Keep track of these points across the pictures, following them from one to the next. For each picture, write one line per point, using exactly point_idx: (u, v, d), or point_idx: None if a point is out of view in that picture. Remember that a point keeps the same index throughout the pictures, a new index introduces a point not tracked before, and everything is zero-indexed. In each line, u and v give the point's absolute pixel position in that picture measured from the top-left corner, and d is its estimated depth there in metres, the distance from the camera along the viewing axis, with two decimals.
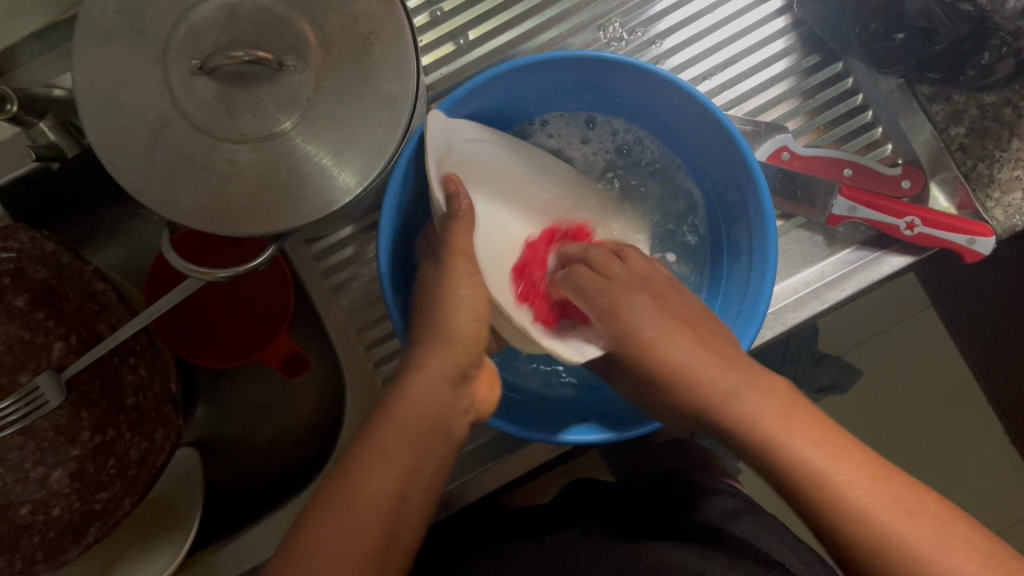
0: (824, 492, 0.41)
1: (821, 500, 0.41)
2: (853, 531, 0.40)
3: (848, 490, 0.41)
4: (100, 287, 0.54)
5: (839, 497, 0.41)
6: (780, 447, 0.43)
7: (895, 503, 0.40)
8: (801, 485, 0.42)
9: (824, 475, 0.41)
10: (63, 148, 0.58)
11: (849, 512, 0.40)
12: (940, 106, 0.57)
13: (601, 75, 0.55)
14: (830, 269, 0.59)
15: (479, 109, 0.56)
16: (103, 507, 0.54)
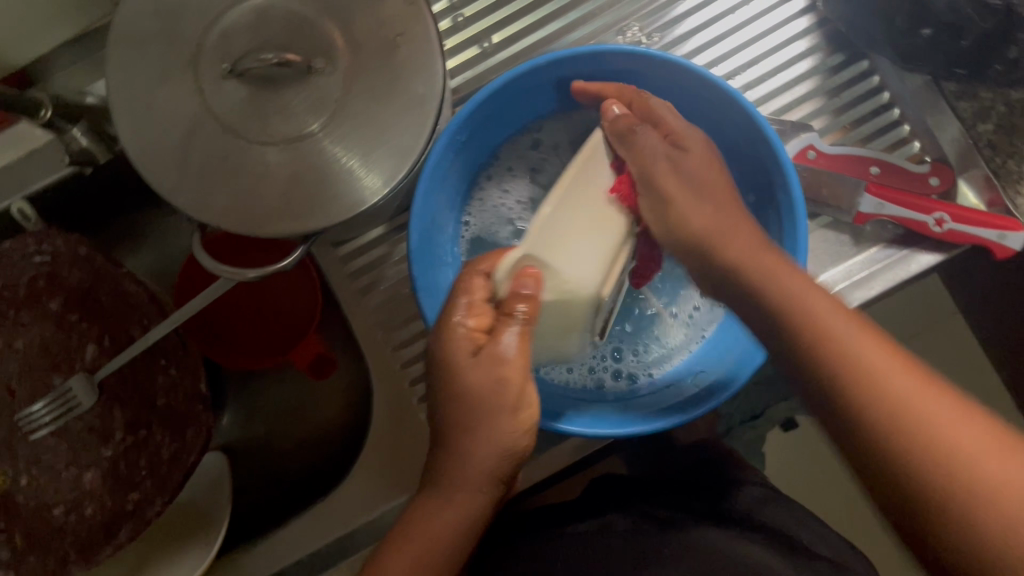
0: (903, 435, 0.37)
1: (907, 453, 0.37)
2: (946, 479, 0.36)
3: (950, 440, 0.36)
4: (132, 289, 0.57)
5: (915, 428, 0.37)
6: (820, 347, 0.41)
7: (980, 436, 0.36)
8: (882, 415, 0.38)
9: (949, 438, 0.36)
10: (95, 154, 0.59)
11: (941, 461, 0.36)
12: (968, 102, 0.57)
13: (628, 68, 0.55)
14: (858, 268, 0.59)
15: (503, 105, 0.57)
16: (135, 507, 0.55)
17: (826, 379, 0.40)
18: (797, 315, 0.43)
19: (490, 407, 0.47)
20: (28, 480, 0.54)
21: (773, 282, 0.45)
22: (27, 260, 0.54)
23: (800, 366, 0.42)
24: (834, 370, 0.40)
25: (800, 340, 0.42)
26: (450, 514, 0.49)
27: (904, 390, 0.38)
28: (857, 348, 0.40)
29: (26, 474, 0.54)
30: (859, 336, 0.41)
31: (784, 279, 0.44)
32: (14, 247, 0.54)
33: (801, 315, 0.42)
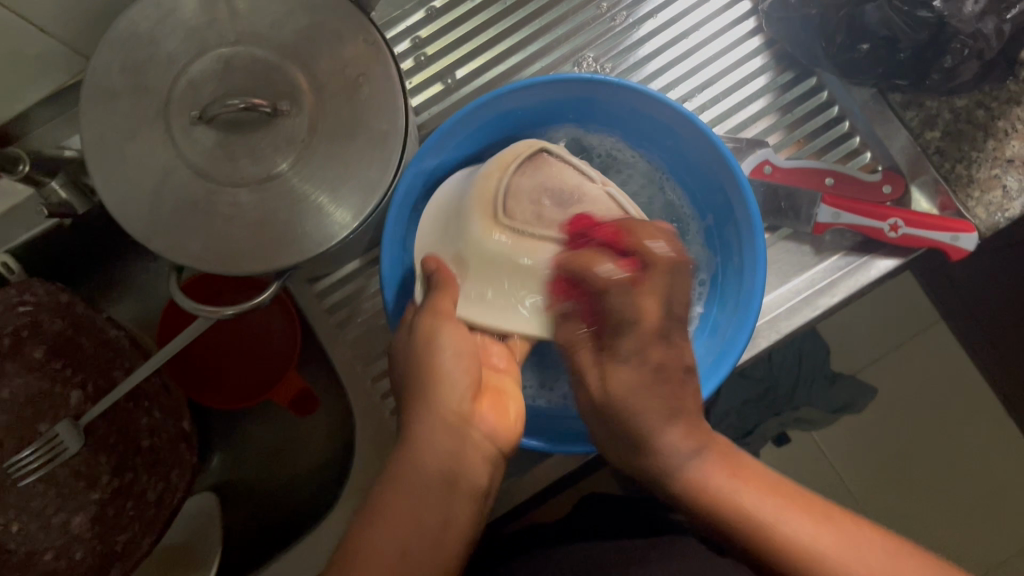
0: (788, 546, 0.41)
1: (783, 556, 0.41)
2: (799, 566, 0.40)
3: (817, 541, 0.40)
4: (113, 334, 0.59)
5: (786, 540, 0.41)
6: (709, 508, 0.44)
7: (839, 535, 0.40)
8: (770, 549, 0.41)
9: (810, 541, 0.40)
10: (76, 206, 0.60)
11: (784, 543, 0.41)
12: (914, 112, 0.59)
13: (588, 93, 0.57)
14: (820, 276, 0.60)
15: (465, 135, 0.58)
16: (124, 548, 0.57)
17: (695, 495, 0.45)
18: (645, 454, 0.48)
19: (434, 360, 0.47)
20: (18, 528, 0.54)
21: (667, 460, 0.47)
22: (10, 312, 0.55)
23: (700, 523, 0.45)
24: (692, 509, 0.45)
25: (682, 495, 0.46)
26: (434, 448, 0.44)
27: (746, 496, 0.43)
28: (708, 479, 0.45)
29: (16, 521, 0.54)
30: (719, 461, 0.46)
31: (669, 438, 0.47)
32: None
33: (695, 488, 0.45)
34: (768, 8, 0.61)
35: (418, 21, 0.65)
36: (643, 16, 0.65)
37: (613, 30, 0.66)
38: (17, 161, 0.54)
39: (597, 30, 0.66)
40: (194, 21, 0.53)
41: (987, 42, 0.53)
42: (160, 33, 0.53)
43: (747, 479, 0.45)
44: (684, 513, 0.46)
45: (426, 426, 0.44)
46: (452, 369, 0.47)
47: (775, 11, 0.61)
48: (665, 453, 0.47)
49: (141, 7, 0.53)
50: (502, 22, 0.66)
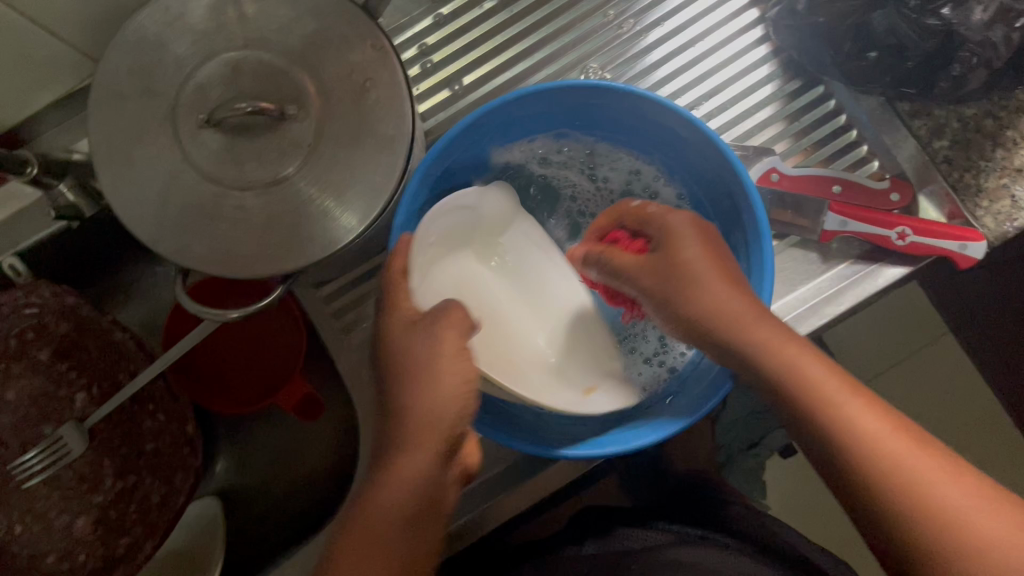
0: (877, 467, 0.40)
1: (853, 458, 0.41)
2: (900, 503, 0.39)
3: (894, 455, 0.40)
4: (118, 336, 0.60)
5: (850, 431, 0.41)
6: (815, 408, 0.42)
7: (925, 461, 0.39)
8: (845, 443, 0.41)
9: (869, 431, 0.41)
10: (84, 209, 0.60)
11: (873, 460, 0.40)
12: (922, 121, 0.58)
13: (595, 101, 0.57)
14: (827, 285, 0.60)
15: (470, 143, 0.58)
16: (125, 552, 0.57)
17: (797, 403, 0.43)
18: (780, 372, 0.44)
19: (410, 362, 0.48)
20: (21, 529, 0.54)
21: (780, 357, 0.44)
22: (18, 314, 0.55)
23: (792, 416, 0.44)
24: (806, 417, 0.43)
25: (788, 393, 0.43)
26: (413, 468, 0.46)
27: (826, 386, 0.42)
28: (808, 370, 0.43)
29: (21, 522, 0.54)
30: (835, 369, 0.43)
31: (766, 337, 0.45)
32: (4, 301, 0.55)
33: (798, 379, 0.43)
34: (775, 15, 0.62)
35: (425, 28, 0.66)
36: (651, 23, 0.66)
37: (620, 37, 0.66)
38: (26, 163, 0.54)
39: (604, 38, 0.66)
40: (202, 25, 0.53)
41: (995, 52, 0.53)
42: (168, 37, 0.53)
43: (855, 392, 0.42)
44: (795, 422, 0.44)
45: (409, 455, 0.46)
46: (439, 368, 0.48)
47: (783, 19, 0.61)
48: (734, 320, 0.46)
49: (150, 11, 0.53)
50: (510, 29, 0.66)
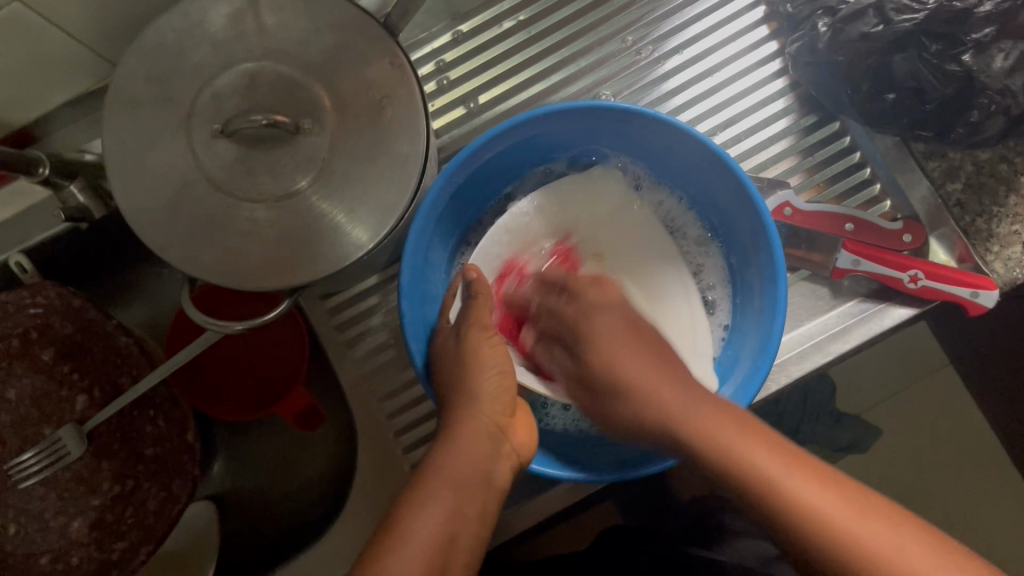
0: (793, 512, 0.38)
1: (765, 498, 0.39)
2: (814, 545, 0.37)
3: (815, 498, 0.38)
4: (122, 341, 0.58)
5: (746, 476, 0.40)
6: (717, 462, 0.41)
7: (835, 507, 0.38)
8: (786, 518, 0.38)
9: (762, 471, 0.40)
10: (92, 210, 0.60)
11: (786, 511, 0.38)
12: (936, 162, 0.59)
13: (621, 124, 0.57)
14: (833, 322, 0.60)
15: (490, 161, 0.58)
16: (120, 557, 0.56)
17: (707, 462, 0.41)
18: (682, 438, 0.43)
19: (469, 379, 0.50)
20: (16, 528, 0.55)
21: (667, 414, 0.44)
22: (21, 312, 0.56)
23: (712, 477, 0.42)
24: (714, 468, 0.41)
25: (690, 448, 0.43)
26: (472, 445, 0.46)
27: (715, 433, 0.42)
28: (701, 420, 0.42)
29: (15, 522, 0.55)
30: (712, 418, 0.42)
31: (665, 395, 0.45)
32: (9, 298, 0.56)
33: (713, 444, 0.41)
34: (794, 49, 0.61)
35: (444, 44, 0.66)
36: (669, 51, 0.65)
37: (639, 63, 0.66)
38: (39, 164, 0.54)
39: (622, 62, 0.66)
40: (222, 35, 0.53)
41: (1015, 99, 0.54)
42: (187, 45, 0.53)
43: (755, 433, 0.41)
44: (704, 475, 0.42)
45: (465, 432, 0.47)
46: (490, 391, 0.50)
47: (802, 55, 0.60)
48: (669, 412, 0.44)
49: (170, 19, 0.53)
50: (528, 49, 0.66)
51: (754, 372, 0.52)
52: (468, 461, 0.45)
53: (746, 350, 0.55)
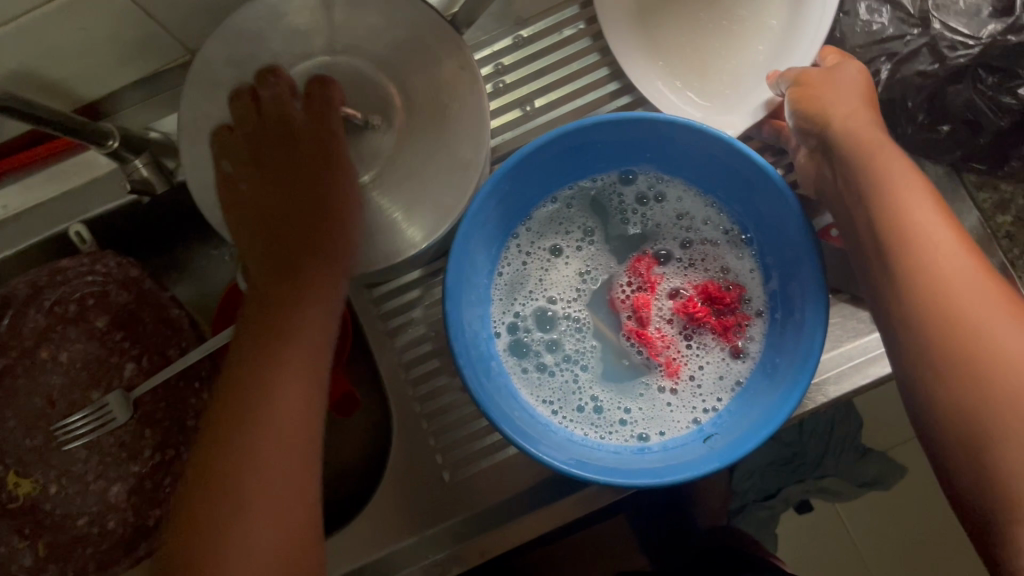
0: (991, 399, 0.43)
1: (955, 340, 0.45)
2: (988, 395, 0.43)
3: (989, 348, 0.44)
4: (175, 313, 0.61)
5: (965, 341, 0.44)
6: (954, 350, 0.44)
7: None
8: (963, 337, 0.44)
9: (987, 335, 0.44)
10: (154, 184, 0.61)
11: (966, 334, 0.45)
12: (987, 194, 0.61)
13: (666, 135, 0.57)
14: (874, 345, 0.60)
15: (531, 174, 0.59)
16: (155, 524, 0.58)
17: (918, 300, 0.46)
18: (909, 248, 0.48)
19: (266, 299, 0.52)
20: (57, 489, 0.56)
21: (914, 221, 0.48)
22: (80, 279, 0.58)
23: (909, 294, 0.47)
24: (912, 283, 0.47)
25: (943, 321, 0.45)
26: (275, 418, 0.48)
27: (925, 227, 0.48)
28: (925, 244, 0.47)
29: (56, 483, 0.56)
30: (960, 259, 0.47)
31: (919, 208, 0.49)
32: (70, 265, 0.58)
33: (940, 329, 0.45)
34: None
35: (504, 48, 0.67)
36: None
37: None
38: (107, 136, 0.56)
39: None
40: (305, 26, 0.56)
41: None
42: (269, 34, 0.55)
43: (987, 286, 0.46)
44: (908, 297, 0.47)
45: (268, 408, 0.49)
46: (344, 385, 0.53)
47: None
48: (904, 220, 0.49)
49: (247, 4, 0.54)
50: (586, 57, 0.67)
51: (790, 390, 0.53)
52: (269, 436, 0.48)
53: (783, 367, 0.55)
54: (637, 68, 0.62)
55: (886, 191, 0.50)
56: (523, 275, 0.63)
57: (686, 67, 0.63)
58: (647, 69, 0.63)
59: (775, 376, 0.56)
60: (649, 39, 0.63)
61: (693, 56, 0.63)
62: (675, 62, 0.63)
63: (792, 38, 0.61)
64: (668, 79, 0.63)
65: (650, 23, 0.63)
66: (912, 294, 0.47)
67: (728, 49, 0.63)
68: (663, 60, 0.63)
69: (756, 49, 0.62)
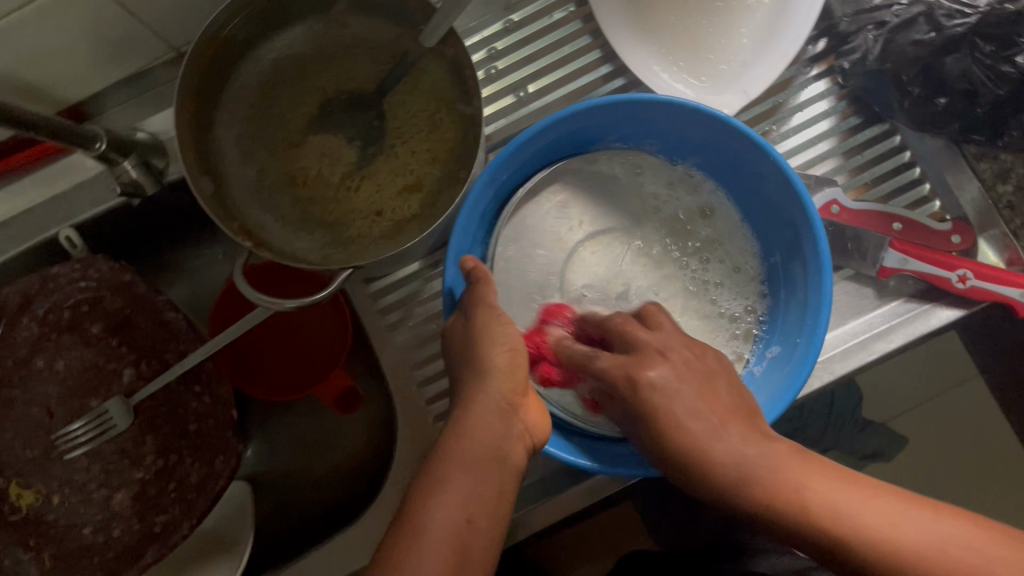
0: (894, 559, 0.36)
1: (818, 541, 0.38)
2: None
3: (870, 526, 0.37)
4: (170, 316, 0.59)
5: (824, 516, 0.38)
6: (826, 543, 0.38)
7: (963, 553, 0.36)
8: (813, 529, 0.39)
9: (817, 498, 0.39)
10: (144, 185, 0.60)
11: (846, 534, 0.38)
12: (987, 164, 0.60)
13: (663, 115, 0.56)
14: (879, 321, 0.60)
15: (522, 161, 0.58)
16: (162, 530, 0.57)
17: (802, 541, 0.39)
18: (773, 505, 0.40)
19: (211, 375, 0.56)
20: (60, 499, 0.56)
21: (693, 435, 0.44)
22: (72, 285, 0.57)
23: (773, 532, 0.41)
24: (757, 508, 0.41)
25: (838, 553, 0.38)
26: (459, 485, 0.43)
27: (745, 454, 0.42)
28: (754, 463, 0.41)
29: (59, 493, 0.56)
30: (789, 460, 0.41)
31: (743, 449, 0.42)
32: (60, 271, 0.57)
33: (820, 525, 0.38)
34: (845, 64, 0.61)
35: (495, 33, 0.66)
36: None
37: None
38: (94, 138, 0.55)
39: None
40: None
41: None
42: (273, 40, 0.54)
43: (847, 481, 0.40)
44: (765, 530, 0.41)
45: (475, 408, 0.47)
46: (501, 363, 0.49)
47: (853, 68, 0.61)
48: (740, 464, 0.42)
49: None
50: (578, 40, 0.66)
51: (795, 371, 0.52)
52: (470, 445, 0.45)
53: (788, 349, 0.55)
54: (632, 57, 0.61)
55: (699, 457, 0.43)
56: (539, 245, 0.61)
57: (679, 46, 0.62)
58: (641, 58, 0.61)
59: (779, 363, 0.56)
60: (638, 25, 0.62)
61: (683, 38, 0.62)
62: (668, 48, 0.62)
63: (783, 18, 0.60)
64: (661, 65, 0.62)
65: (639, 10, 0.62)
66: (750, 507, 0.41)
67: (718, 29, 0.62)
68: (656, 47, 0.62)
69: (744, 25, 0.61)
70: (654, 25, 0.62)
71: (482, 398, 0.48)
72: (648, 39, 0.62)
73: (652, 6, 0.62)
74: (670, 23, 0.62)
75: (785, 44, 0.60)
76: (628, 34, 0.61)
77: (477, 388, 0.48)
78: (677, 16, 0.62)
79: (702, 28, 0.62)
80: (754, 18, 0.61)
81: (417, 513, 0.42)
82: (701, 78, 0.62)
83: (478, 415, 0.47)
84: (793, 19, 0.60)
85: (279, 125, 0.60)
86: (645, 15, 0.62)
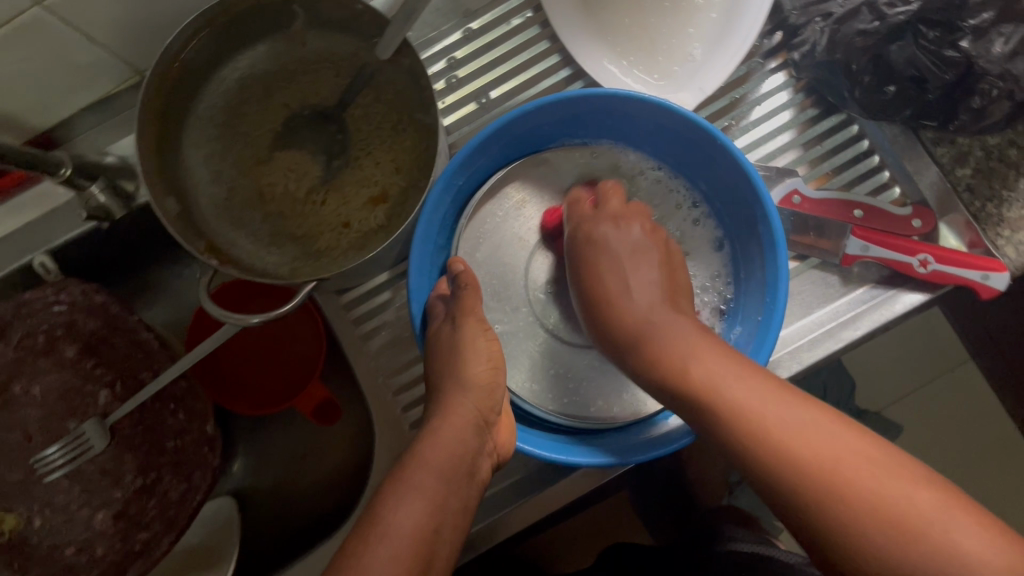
0: (843, 492, 0.39)
1: (774, 464, 0.41)
2: (854, 523, 0.38)
3: (837, 465, 0.40)
4: (144, 334, 0.60)
5: (809, 462, 0.40)
6: (791, 472, 0.40)
7: (927, 503, 0.38)
8: (777, 460, 0.41)
9: (797, 440, 0.41)
10: (112, 209, 0.61)
11: (821, 479, 0.40)
12: (945, 148, 0.60)
13: (614, 107, 0.57)
14: (845, 308, 0.60)
15: (480, 162, 0.59)
16: (144, 547, 0.57)
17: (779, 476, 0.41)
18: (758, 441, 0.42)
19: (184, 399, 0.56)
20: (41, 520, 0.56)
21: (711, 374, 0.46)
22: (47, 310, 0.58)
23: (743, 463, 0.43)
24: (736, 438, 0.43)
25: (805, 491, 0.40)
26: (419, 499, 0.43)
27: (742, 393, 0.44)
28: (748, 402, 0.43)
29: (40, 514, 0.57)
30: (769, 388, 0.44)
31: (737, 389, 0.44)
32: (34, 296, 0.58)
33: (791, 463, 0.41)
34: (797, 57, 0.62)
35: (454, 42, 0.67)
36: None
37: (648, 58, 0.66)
38: (61, 164, 0.55)
39: None
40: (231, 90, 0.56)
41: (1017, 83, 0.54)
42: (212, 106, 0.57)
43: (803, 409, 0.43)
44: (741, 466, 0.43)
45: (444, 427, 0.48)
46: (476, 379, 0.51)
47: (805, 60, 0.62)
48: (702, 377, 0.46)
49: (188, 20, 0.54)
50: (538, 45, 0.67)
51: (758, 347, 0.53)
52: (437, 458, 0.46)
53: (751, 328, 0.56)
54: (588, 60, 0.62)
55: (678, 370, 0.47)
56: (505, 246, 0.62)
57: (634, 46, 0.63)
58: (597, 60, 0.62)
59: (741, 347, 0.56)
60: (593, 28, 0.63)
61: (638, 38, 0.63)
62: (624, 49, 0.63)
63: (735, 14, 0.61)
64: (617, 66, 0.63)
65: (593, 13, 0.63)
66: (724, 427, 0.44)
67: (672, 28, 0.63)
68: (612, 47, 0.63)
69: (697, 24, 0.62)
70: (608, 27, 0.63)
71: (458, 411, 0.49)
72: (603, 41, 0.63)
73: (605, 9, 0.63)
74: (624, 24, 0.63)
75: (738, 39, 0.61)
76: (582, 37, 0.62)
77: (454, 402, 0.49)
78: (631, 17, 0.63)
79: (656, 28, 0.63)
80: (707, 16, 0.62)
81: (382, 517, 0.42)
82: (657, 77, 0.63)
83: (445, 429, 0.47)
84: (745, 15, 0.61)
85: (245, 143, 0.61)
86: (598, 18, 0.63)
